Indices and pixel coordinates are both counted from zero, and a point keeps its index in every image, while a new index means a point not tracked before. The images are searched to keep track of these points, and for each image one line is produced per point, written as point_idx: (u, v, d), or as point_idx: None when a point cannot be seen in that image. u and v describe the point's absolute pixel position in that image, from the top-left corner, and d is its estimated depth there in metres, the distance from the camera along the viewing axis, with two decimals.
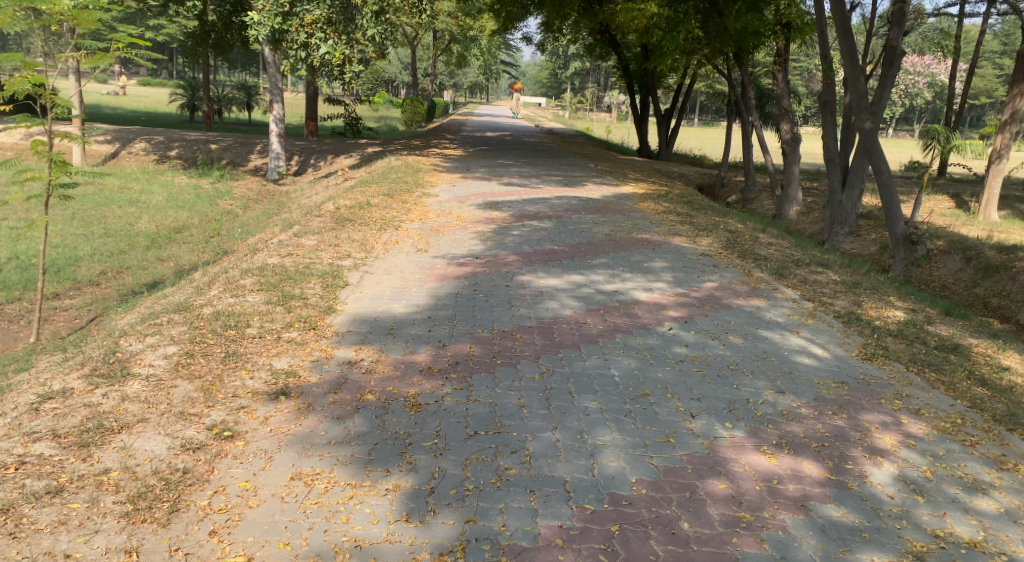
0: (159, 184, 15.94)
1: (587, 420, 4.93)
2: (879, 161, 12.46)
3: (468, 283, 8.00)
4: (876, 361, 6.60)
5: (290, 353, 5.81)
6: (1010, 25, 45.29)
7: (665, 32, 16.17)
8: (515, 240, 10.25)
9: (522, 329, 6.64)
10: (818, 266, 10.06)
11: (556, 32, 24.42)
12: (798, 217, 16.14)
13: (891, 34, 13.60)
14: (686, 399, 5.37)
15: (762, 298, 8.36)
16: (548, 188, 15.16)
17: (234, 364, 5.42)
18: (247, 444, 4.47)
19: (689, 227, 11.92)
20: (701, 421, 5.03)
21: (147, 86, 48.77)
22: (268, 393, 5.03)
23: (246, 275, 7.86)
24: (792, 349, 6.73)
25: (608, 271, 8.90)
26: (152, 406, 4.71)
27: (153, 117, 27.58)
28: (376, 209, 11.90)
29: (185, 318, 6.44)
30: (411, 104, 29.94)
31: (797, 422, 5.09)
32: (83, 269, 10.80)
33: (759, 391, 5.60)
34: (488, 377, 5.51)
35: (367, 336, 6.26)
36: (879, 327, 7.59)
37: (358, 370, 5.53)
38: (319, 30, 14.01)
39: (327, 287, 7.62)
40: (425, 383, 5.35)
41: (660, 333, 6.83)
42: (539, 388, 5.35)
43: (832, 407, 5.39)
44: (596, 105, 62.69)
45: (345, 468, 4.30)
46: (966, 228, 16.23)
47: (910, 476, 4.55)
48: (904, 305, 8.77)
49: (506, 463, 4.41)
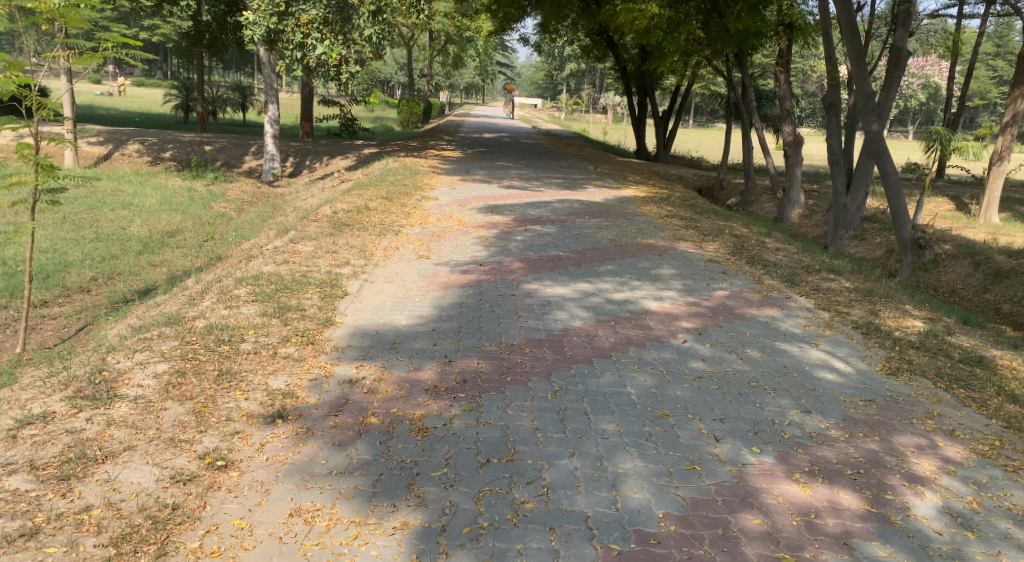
0: (152, 187, 15.61)
1: (606, 445, 4.62)
2: (886, 163, 12.14)
3: (473, 293, 7.69)
4: (901, 377, 6.30)
5: (287, 371, 5.48)
6: (1004, 27, 45.28)
7: (665, 33, 15.74)
8: (519, 246, 9.94)
9: (532, 342, 6.32)
10: (828, 273, 9.76)
11: (554, 33, 24.14)
12: (801, 220, 15.85)
13: (896, 34, 13.30)
14: (708, 419, 5.06)
15: (775, 307, 8.05)
16: (548, 191, 14.86)
17: (227, 384, 5.10)
18: (242, 475, 4.14)
19: (695, 232, 11.63)
20: (728, 445, 4.73)
21: (142, 87, 48.40)
22: (263, 416, 4.71)
23: (240, 284, 7.53)
24: (813, 363, 6.42)
25: (615, 278, 8.60)
26: (140, 432, 4.38)
27: (146, 118, 27.19)
28: (375, 212, 11.57)
29: (177, 331, 6.12)
30: (407, 104, 29.64)
31: (828, 447, 4.80)
32: (73, 275, 10.47)
33: (784, 410, 5.30)
34: (497, 396, 5.19)
35: (368, 351, 5.94)
36: (900, 338, 7.28)
37: (360, 390, 5.21)
38: (316, 30, 13.68)
39: (326, 297, 7.30)
40: (431, 404, 5.03)
41: (675, 347, 6.52)
42: (553, 409, 5.03)
43: (863, 429, 5.10)
44: (591, 105, 62.52)
45: (348, 503, 3.98)
46: (971, 231, 15.98)
47: (955, 508, 4.29)
48: (921, 314, 8.46)
49: (522, 496, 4.10)
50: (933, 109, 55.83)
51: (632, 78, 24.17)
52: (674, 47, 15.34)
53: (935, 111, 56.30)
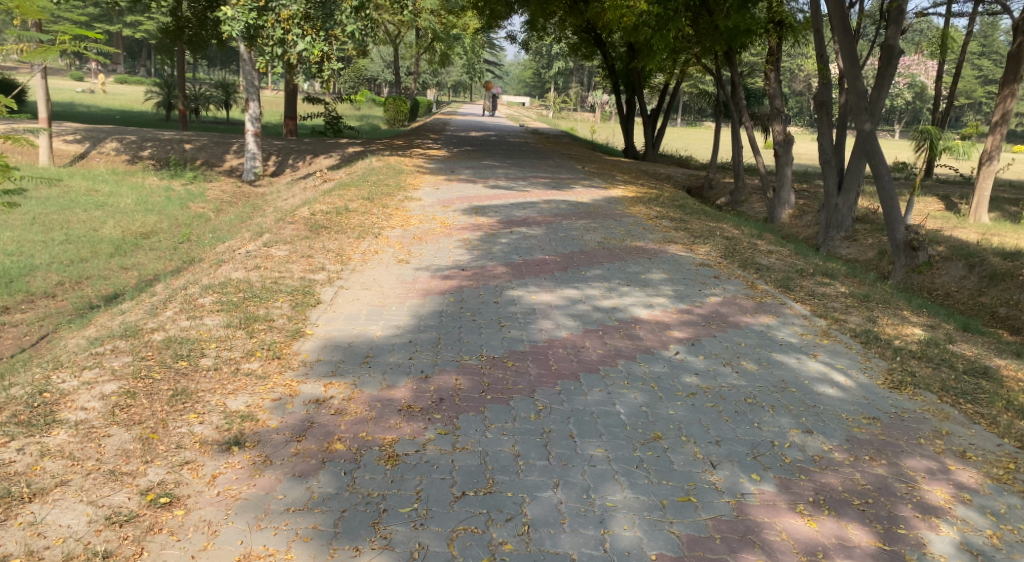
0: (128, 186, 15.12)
1: (593, 473, 4.24)
2: (880, 163, 11.77)
3: (454, 300, 7.29)
4: (905, 390, 5.94)
5: (249, 390, 5.08)
6: (989, 27, 45.42)
7: (654, 30, 15.14)
8: (504, 249, 9.53)
9: (514, 355, 5.94)
10: (823, 276, 9.41)
11: (541, 31, 23.76)
12: (791, 220, 15.51)
13: (887, 31, 12.97)
14: (703, 443, 4.68)
15: (770, 315, 7.70)
16: (535, 191, 14.47)
17: (181, 406, 4.68)
18: (188, 514, 3.74)
19: (686, 233, 11.28)
20: (725, 472, 4.36)
21: (126, 84, 47.63)
22: (218, 443, 4.30)
23: (206, 293, 7.10)
24: (812, 377, 6.06)
25: (604, 284, 8.23)
26: (77, 464, 3.96)
27: (126, 116, 26.57)
28: (355, 214, 11.14)
29: (132, 345, 5.68)
30: (393, 102, 29.15)
31: (833, 473, 4.43)
32: (38, 279, 10.00)
33: (785, 430, 4.93)
34: (476, 418, 4.80)
35: (338, 367, 5.54)
36: (901, 348, 6.93)
37: (327, 411, 4.82)
38: (297, 26, 13.20)
39: (297, 306, 6.88)
40: (404, 428, 4.64)
41: (667, 359, 6.14)
42: (536, 432, 4.65)
43: (868, 451, 4.74)
44: (579, 104, 62.26)
45: (304, 546, 3.59)
46: (962, 231, 15.72)
47: (975, 545, 3.96)
48: (920, 321, 8.12)
49: (500, 536, 3.73)
50: (919, 109, 55.95)
51: (620, 76, 23.81)
52: (662, 44, 14.93)
53: (921, 111, 56.44)
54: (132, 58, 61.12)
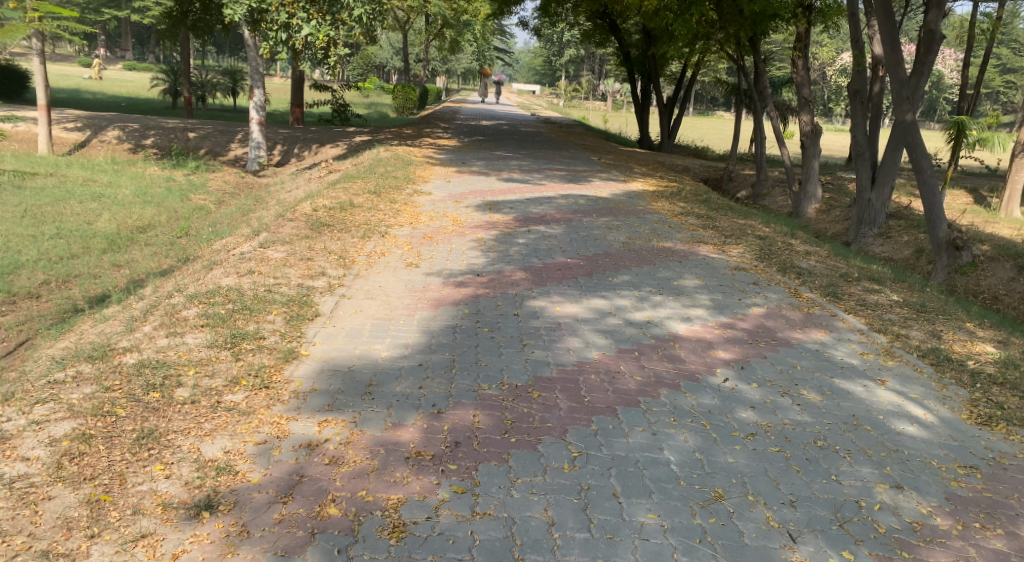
0: (128, 176, 14.35)
1: (646, 551, 3.55)
2: (921, 159, 10.81)
3: (469, 312, 6.47)
4: (997, 428, 5.08)
5: (229, 431, 4.27)
6: (1011, 19, 44.29)
7: (676, 14, 14.14)
8: (522, 251, 8.70)
9: (540, 384, 5.09)
10: (871, 282, 8.52)
11: (554, 17, 22.75)
12: (818, 215, 14.54)
13: (930, 15, 11.75)
14: (776, 504, 3.93)
15: (822, 329, 6.83)
16: (551, 184, 13.62)
17: (146, 454, 3.96)
18: None
19: (715, 232, 10.42)
20: (808, 548, 3.66)
21: (134, 71, 46.94)
22: (185, 509, 3.62)
23: (190, 303, 6.25)
24: (887, 410, 5.18)
25: (634, 292, 7.40)
26: (3, 543, 3.37)
27: (132, 103, 25.76)
28: (361, 210, 10.33)
29: (98, 370, 4.86)
30: (403, 90, 28.27)
31: (942, 549, 3.73)
32: (23, 278, 9.19)
33: (870, 485, 4.15)
34: (499, 469, 4.02)
35: (336, 400, 4.70)
36: (978, 372, 6.02)
37: (320, 460, 4.02)
38: (302, 9, 12.24)
39: (292, 320, 6.06)
40: (412, 483, 3.87)
41: (715, 389, 5.26)
42: (572, 490, 3.90)
43: (978, 516, 3.98)
44: (591, 93, 61.01)
45: None
46: (1000, 227, 14.76)
47: None
48: (987, 334, 7.21)
49: None
50: (937, 99, 54.73)
51: (634, 64, 22.65)
52: (684, 29, 13.94)
53: (938, 101, 55.29)
54: (140, 44, 60.39)
